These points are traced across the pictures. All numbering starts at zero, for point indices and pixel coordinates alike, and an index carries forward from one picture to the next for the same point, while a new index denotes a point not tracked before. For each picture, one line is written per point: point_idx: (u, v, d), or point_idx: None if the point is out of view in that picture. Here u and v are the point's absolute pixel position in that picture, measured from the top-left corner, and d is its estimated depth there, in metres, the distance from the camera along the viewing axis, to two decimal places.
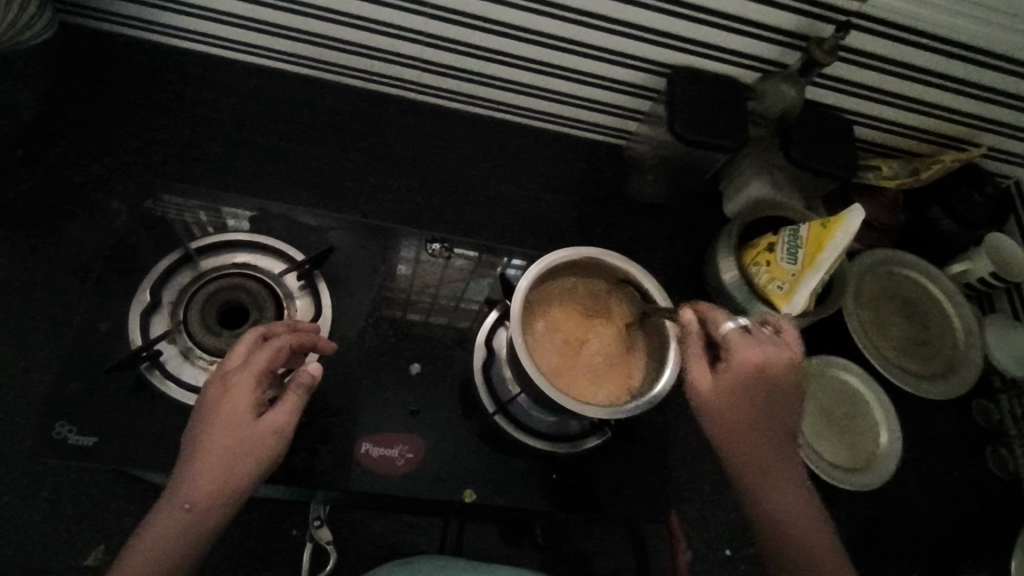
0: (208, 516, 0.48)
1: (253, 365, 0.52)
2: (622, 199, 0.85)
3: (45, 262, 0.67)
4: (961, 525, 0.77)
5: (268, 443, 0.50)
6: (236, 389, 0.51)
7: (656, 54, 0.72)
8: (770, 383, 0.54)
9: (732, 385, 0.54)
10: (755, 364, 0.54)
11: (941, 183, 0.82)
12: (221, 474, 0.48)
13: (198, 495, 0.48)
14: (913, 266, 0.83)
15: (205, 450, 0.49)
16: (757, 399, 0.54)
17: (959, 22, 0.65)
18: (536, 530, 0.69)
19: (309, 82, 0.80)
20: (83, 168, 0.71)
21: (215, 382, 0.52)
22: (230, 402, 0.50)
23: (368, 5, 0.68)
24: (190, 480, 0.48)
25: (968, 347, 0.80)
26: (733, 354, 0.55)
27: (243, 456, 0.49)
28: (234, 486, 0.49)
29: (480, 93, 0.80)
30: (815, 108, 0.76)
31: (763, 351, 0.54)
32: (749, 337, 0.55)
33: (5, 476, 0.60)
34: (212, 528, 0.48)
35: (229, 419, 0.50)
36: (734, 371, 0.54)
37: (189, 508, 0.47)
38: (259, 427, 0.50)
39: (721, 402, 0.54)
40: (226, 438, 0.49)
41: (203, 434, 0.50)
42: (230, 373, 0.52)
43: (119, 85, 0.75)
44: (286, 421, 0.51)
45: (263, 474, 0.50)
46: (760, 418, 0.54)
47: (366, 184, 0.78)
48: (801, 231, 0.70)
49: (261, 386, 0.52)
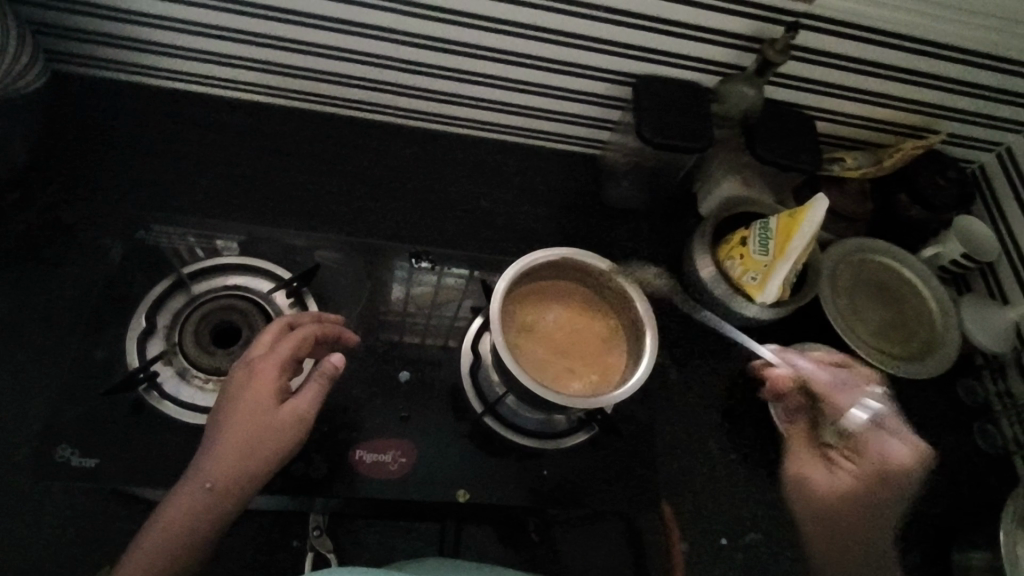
0: (227, 496, 0.51)
1: (279, 351, 0.55)
2: (600, 206, 0.88)
3: (43, 297, 0.70)
4: (953, 503, 0.78)
5: (291, 426, 0.53)
6: (261, 374, 0.54)
7: (619, 65, 0.76)
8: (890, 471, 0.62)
9: (847, 482, 0.63)
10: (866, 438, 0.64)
11: (906, 171, 0.85)
12: (245, 453, 0.51)
13: (219, 475, 0.51)
14: (887, 252, 0.85)
15: (231, 429, 0.52)
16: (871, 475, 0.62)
17: (900, 16, 0.69)
18: (530, 527, 0.71)
19: (294, 113, 0.84)
20: (76, 206, 0.74)
21: (241, 367, 0.55)
22: (256, 385, 0.53)
23: (345, 36, 0.73)
24: (216, 458, 0.51)
25: (946, 327, 0.82)
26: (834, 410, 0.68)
27: (269, 437, 0.52)
28: (253, 470, 0.52)
29: (458, 114, 0.84)
30: (776, 106, 0.80)
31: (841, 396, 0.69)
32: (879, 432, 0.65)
33: (6, 502, 0.61)
34: (228, 508, 0.51)
35: (256, 403, 0.53)
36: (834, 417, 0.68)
37: (209, 486, 0.50)
38: (283, 412, 0.53)
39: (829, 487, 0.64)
40: (251, 419, 0.52)
41: (231, 414, 0.52)
42: (256, 359, 0.55)
43: (108, 126, 0.79)
44: (307, 408, 0.54)
45: (284, 457, 0.53)
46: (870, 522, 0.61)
47: (350, 206, 0.81)
48: (770, 223, 0.73)
49: (284, 373, 0.55)
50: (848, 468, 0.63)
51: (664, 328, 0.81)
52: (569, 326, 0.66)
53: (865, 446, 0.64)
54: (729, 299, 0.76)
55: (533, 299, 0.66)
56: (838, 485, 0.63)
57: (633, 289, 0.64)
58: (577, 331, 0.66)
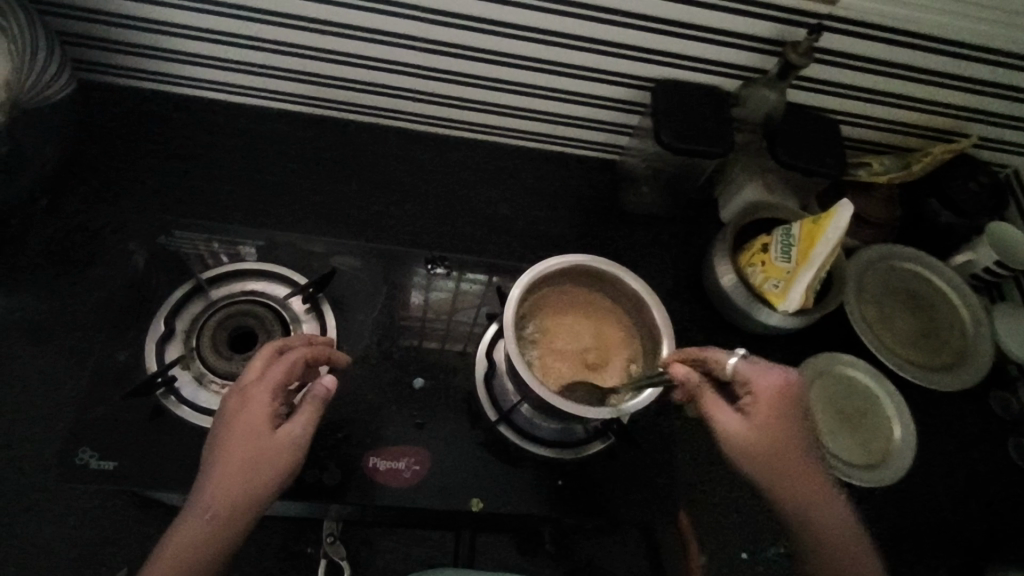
0: (230, 525, 0.50)
1: (271, 376, 0.54)
2: (619, 211, 0.87)
3: (67, 301, 0.71)
4: (986, 520, 0.75)
5: (287, 451, 0.52)
6: (254, 400, 0.53)
7: (639, 69, 0.75)
8: (795, 404, 0.56)
9: (760, 413, 0.55)
10: (778, 387, 0.56)
11: (935, 176, 0.83)
12: (241, 479, 0.50)
13: (219, 505, 0.50)
14: (916, 260, 0.83)
15: (227, 457, 0.51)
16: (798, 434, 0.55)
17: (928, 16, 0.67)
18: (545, 538, 0.70)
19: (314, 120, 0.85)
20: (102, 211, 0.76)
21: (234, 394, 0.54)
22: (248, 412, 0.53)
23: (362, 43, 0.73)
24: (212, 486, 0.50)
25: (978, 336, 0.79)
26: (756, 388, 0.56)
27: (266, 463, 0.51)
28: (252, 498, 0.50)
29: (476, 120, 0.84)
30: (799, 110, 0.78)
31: (777, 375, 0.56)
32: (756, 364, 0.56)
33: (30, 503, 0.63)
34: (232, 537, 0.50)
35: (251, 429, 0.52)
36: (765, 402, 0.55)
37: (211, 517, 0.49)
38: (279, 437, 0.52)
39: (758, 438, 0.54)
40: (246, 446, 0.51)
41: (225, 444, 0.52)
42: (249, 384, 0.54)
43: (134, 134, 0.80)
44: (302, 431, 0.54)
45: (283, 484, 0.52)
46: (791, 444, 0.55)
47: (368, 212, 0.81)
48: (794, 229, 0.71)
49: (277, 398, 0.54)
50: (751, 400, 0.55)
51: (684, 336, 0.79)
52: (582, 336, 0.65)
53: (749, 381, 0.56)
54: (751, 306, 0.75)
55: (546, 308, 0.65)
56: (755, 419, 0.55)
57: (649, 296, 0.63)
58: (591, 341, 0.65)
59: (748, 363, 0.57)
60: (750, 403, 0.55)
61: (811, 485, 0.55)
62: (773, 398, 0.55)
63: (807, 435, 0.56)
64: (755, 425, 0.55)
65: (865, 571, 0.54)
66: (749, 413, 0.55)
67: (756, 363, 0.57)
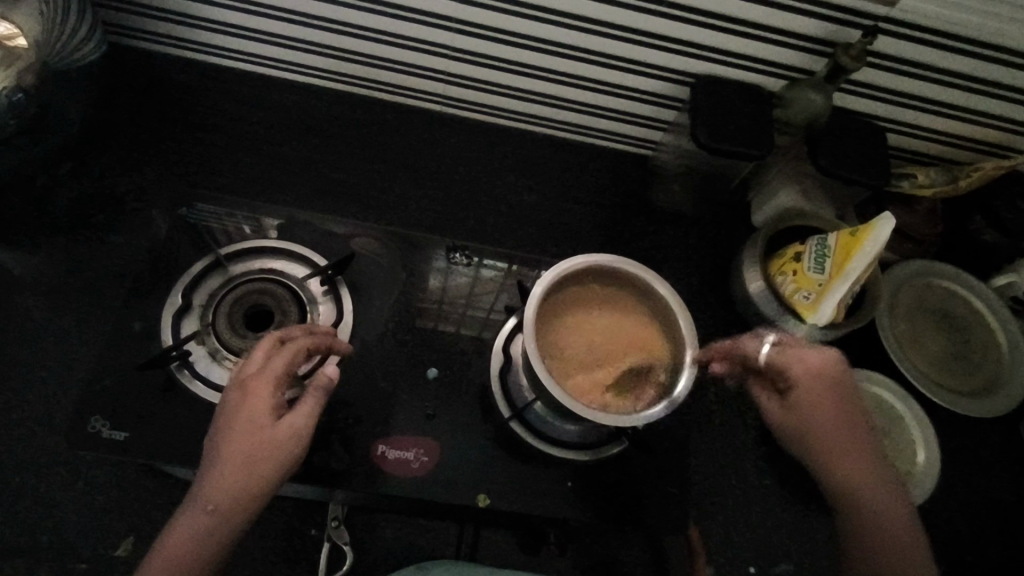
0: (230, 517, 0.50)
1: (272, 366, 0.54)
2: (647, 208, 0.85)
3: (87, 267, 0.71)
4: (1006, 551, 0.73)
5: (290, 443, 0.52)
6: (256, 393, 0.53)
7: (679, 63, 0.72)
8: (832, 381, 0.59)
9: (801, 391, 0.60)
10: (814, 367, 0.60)
11: (984, 191, 0.79)
12: (243, 472, 0.50)
13: (220, 498, 0.50)
14: (954, 278, 0.80)
15: (227, 451, 0.51)
16: (840, 409, 0.59)
17: (995, 24, 0.63)
18: (550, 539, 0.68)
19: (341, 96, 0.83)
20: (126, 178, 0.75)
21: (234, 387, 0.54)
22: (250, 404, 0.52)
23: (393, 21, 0.71)
24: (215, 481, 0.50)
25: (1013, 364, 0.77)
26: (791, 373, 0.60)
27: (268, 456, 0.51)
28: (253, 491, 0.50)
29: (506, 105, 0.82)
30: (844, 115, 0.75)
31: (812, 356, 0.60)
32: (793, 349, 0.61)
33: (42, 467, 0.63)
34: (233, 529, 0.50)
35: (252, 421, 0.52)
36: (804, 383, 0.60)
37: (211, 510, 0.49)
38: (281, 428, 0.52)
39: (800, 416, 0.60)
40: (248, 440, 0.51)
41: (226, 437, 0.51)
42: (249, 376, 0.54)
43: (161, 100, 0.79)
44: (304, 422, 0.53)
45: (285, 475, 0.52)
46: (835, 417, 0.59)
47: (391, 194, 0.80)
48: (829, 240, 0.68)
49: (279, 388, 0.54)
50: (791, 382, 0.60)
51: (706, 341, 0.77)
52: (603, 338, 0.63)
53: (787, 365, 0.60)
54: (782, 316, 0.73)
55: (567, 307, 0.64)
56: (795, 398, 0.60)
57: (675, 303, 0.62)
58: (612, 342, 0.63)
59: (781, 350, 0.61)
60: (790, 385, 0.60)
61: (855, 455, 0.58)
62: (809, 379, 0.59)
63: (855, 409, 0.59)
64: (802, 400, 0.60)
65: (903, 530, 0.56)
66: (791, 395, 0.60)
67: (788, 348, 0.61)
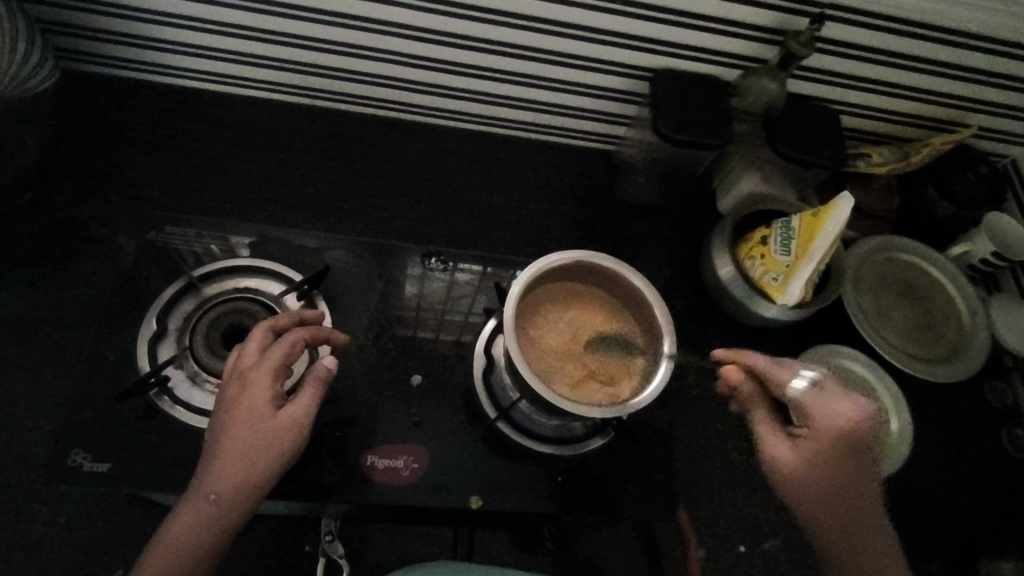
0: (231, 507, 0.50)
1: (269, 358, 0.54)
2: (615, 202, 0.86)
3: (55, 298, 0.70)
4: (981, 510, 0.75)
5: (290, 433, 0.53)
6: (255, 384, 0.53)
7: (636, 59, 0.74)
8: (857, 443, 0.56)
9: (813, 448, 0.57)
10: (844, 424, 0.56)
11: (935, 166, 0.82)
12: (243, 462, 0.51)
13: (222, 488, 0.51)
14: (913, 251, 0.83)
15: (228, 441, 0.52)
16: (855, 471, 0.57)
17: (931, 5, 0.66)
18: (544, 534, 0.70)
19: (304, 110, 0.83)
20: (88, 205, 0.74)
21: (234, 379, 0.54)
22: (249, 396, 0.53)
23: (351, 32, 0.71)
24: (217, 471, 0.51)
25: (974, 329, 0.80)
26: (814, 421, 0.57)
27: (268, 447, 0.52)
28: (254, 481, 0.51)
29: (468, 109, 0.83)
30: (798, 100, 0.77)
31: (847, 411, 0.57)
32: (823, 395, 0.58)
33: (22, 505, 0.62)
34: (234, 518, 0.51)
35: (251, 413, 0.52)
36: (819, 438, 0.57)
37: (213, 499, 0.50)
38: (280, 419, 0.53)
39: (801, 467, 0.58)
40: (248, 430, 0.52)
41: (227, 427, 0.52)
42: (247, 369, 0.54)
43: (119, 123, 0.78)
44: (304, 413, 0.54)
45: (285, 465, 0.53)
46: (843, 482, 0.56)
47: (362, 204, 0.80)
48: (793, 221, 0.70)
49: (277, 380, 0.54)
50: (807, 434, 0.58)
51: (682, 329, 0.79)
52: (579, 337, 0.64)
53: (812, 410, 0.58)
54: (750, 299, 0.75)
55: (545, 305, 0.65)
56: (807, 454, 0.57)
57: (652, 296, 0.63)
58: (590, 342, 0.64)
59: (815, 393, 0.59)
60: (806, 438, 0.58)
61: (850, 521, 0.56)
62: (831, 432, 0.56)
63: (866, 471, 0.57)
64: (814, 460, 0.57)
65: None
66: (800, 445, 0.58)
67: (822, 392, 0.59)
